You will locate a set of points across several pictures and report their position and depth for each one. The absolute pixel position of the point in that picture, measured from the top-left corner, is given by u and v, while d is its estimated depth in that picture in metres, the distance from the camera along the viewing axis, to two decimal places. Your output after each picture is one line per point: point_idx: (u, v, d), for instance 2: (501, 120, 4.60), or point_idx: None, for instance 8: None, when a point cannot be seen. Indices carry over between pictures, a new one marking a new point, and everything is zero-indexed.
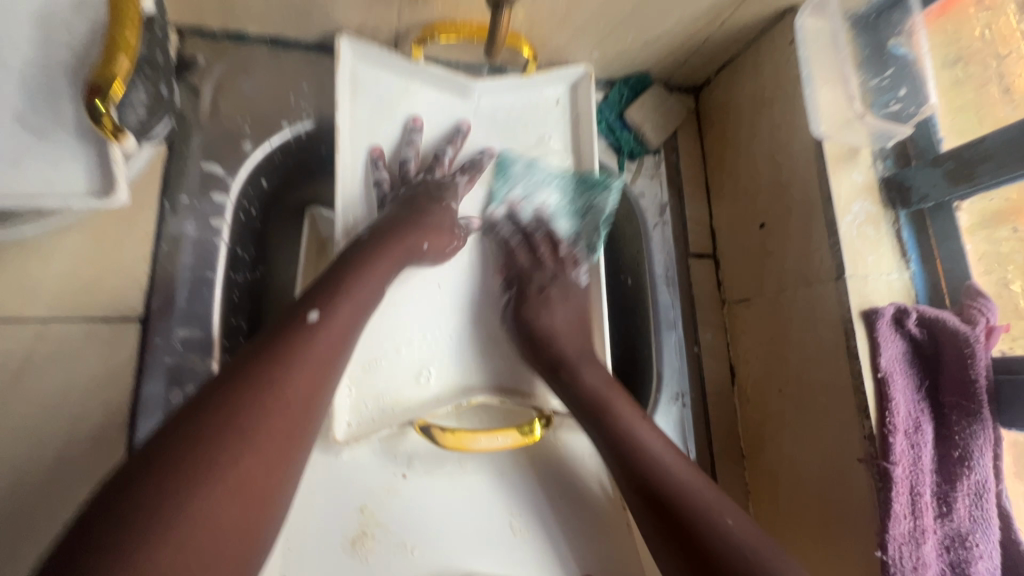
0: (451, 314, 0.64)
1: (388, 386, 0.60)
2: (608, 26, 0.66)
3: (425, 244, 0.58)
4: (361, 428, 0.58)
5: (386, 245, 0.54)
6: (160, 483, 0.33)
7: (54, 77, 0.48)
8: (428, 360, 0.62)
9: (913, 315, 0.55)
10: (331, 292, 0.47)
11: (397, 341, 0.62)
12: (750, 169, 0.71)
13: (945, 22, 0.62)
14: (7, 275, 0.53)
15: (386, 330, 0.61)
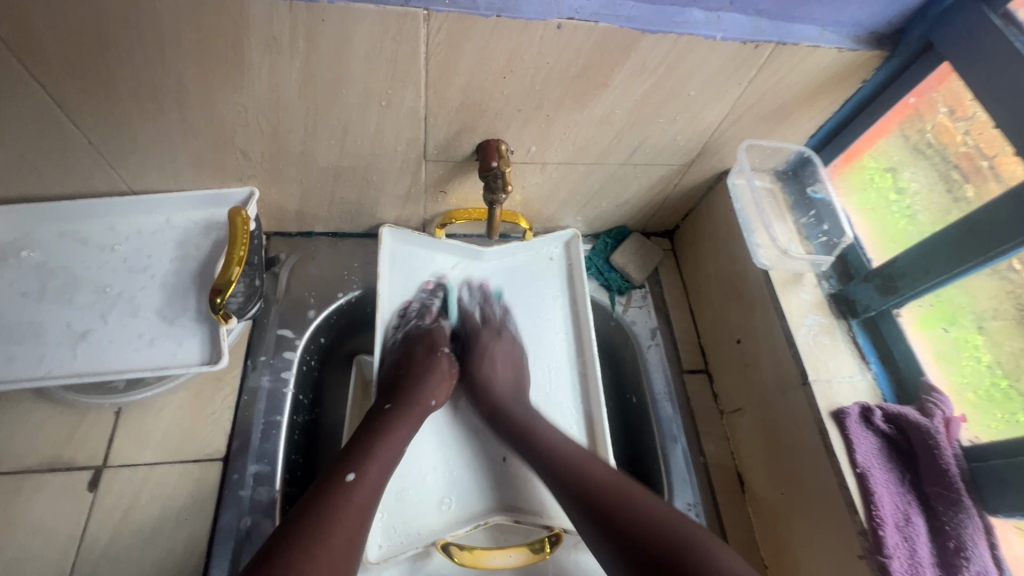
0: (465, 445, 0.75)
1: (417, 512, 0.69)
2: (584, 197, 0.86)
3: (432, 399, 0.73)
4: (390, 550, 0.66)
5: (404, 409, 0.69)
6: None
7: (188, 282, 0.69)
8: (448, 489, 0.71)
9: (877, 412, 0.62)
10: (364, 458, 0.62)
11: (421, 470, 0.72)
12: (721, 294, 0.84)
13: (905, 117, 0.70)
14: (128, 428, 0.68)
15: (412, 463, 0.72)
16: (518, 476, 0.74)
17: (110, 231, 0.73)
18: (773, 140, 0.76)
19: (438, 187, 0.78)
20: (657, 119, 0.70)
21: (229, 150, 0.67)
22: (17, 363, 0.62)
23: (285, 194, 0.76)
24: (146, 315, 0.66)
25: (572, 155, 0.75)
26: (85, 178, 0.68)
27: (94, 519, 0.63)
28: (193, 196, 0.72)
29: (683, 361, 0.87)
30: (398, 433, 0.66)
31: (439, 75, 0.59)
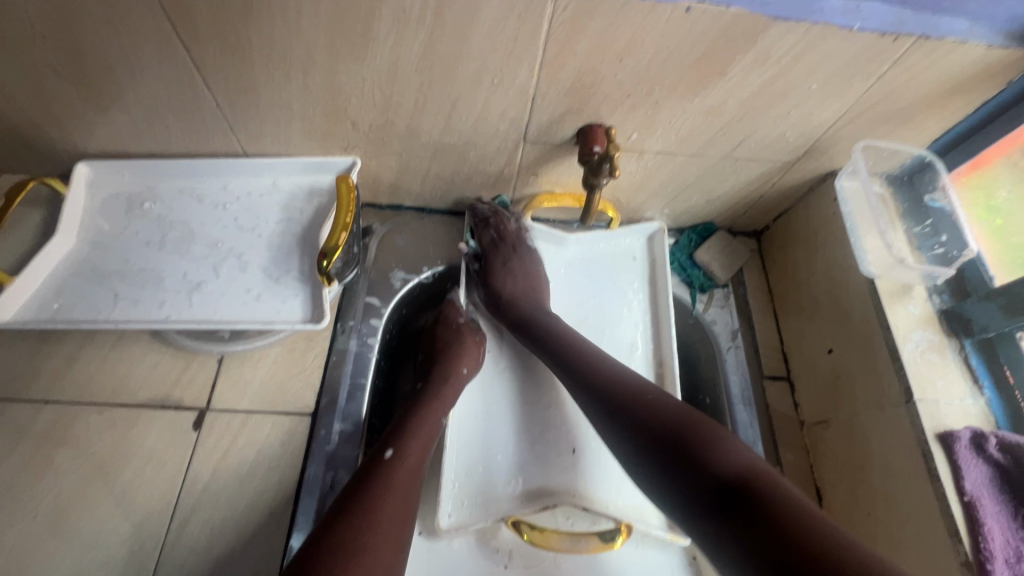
0: (531, 431, 0.74)
1: (484, 488, 0.70)
2: (675, 190, 0.84)
3: (465, 368, 0.74)
4: (460, 520, 0.67)
5: (441, 389, 0.71)
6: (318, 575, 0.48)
7: (292, 243, 0.73)
8: (515, 472, 0.71)
9: (992, 440, 0.58)
10: (405, 440, 0.62)
11: (491, 451, 0.73)
12: (813, 300, 0.80)
13: None
14: (229, 376, 0.72)
15: (482, 443, 0.73)
16: (585, 468, 0.72)
17: (222, 190, 0.77)
18: (891, 141, 0.71)
19: (531, 170, 0.79)
20: (769, 113, 0.67)
21: (339, 120, 0.70)
22: (141, 305, 0.67)
23: (383, 166, 0.78)
24: (253, 271, 0.70)
25: (672, 146, 0.73)
26: (207, 138, 0.73)
27: (196, 455, 0.67)
28: (300, 162, 0.76)
29: (765, 367, 0.84)
30: (435, 411, 0.68)
31: (556, 54, 0.59)
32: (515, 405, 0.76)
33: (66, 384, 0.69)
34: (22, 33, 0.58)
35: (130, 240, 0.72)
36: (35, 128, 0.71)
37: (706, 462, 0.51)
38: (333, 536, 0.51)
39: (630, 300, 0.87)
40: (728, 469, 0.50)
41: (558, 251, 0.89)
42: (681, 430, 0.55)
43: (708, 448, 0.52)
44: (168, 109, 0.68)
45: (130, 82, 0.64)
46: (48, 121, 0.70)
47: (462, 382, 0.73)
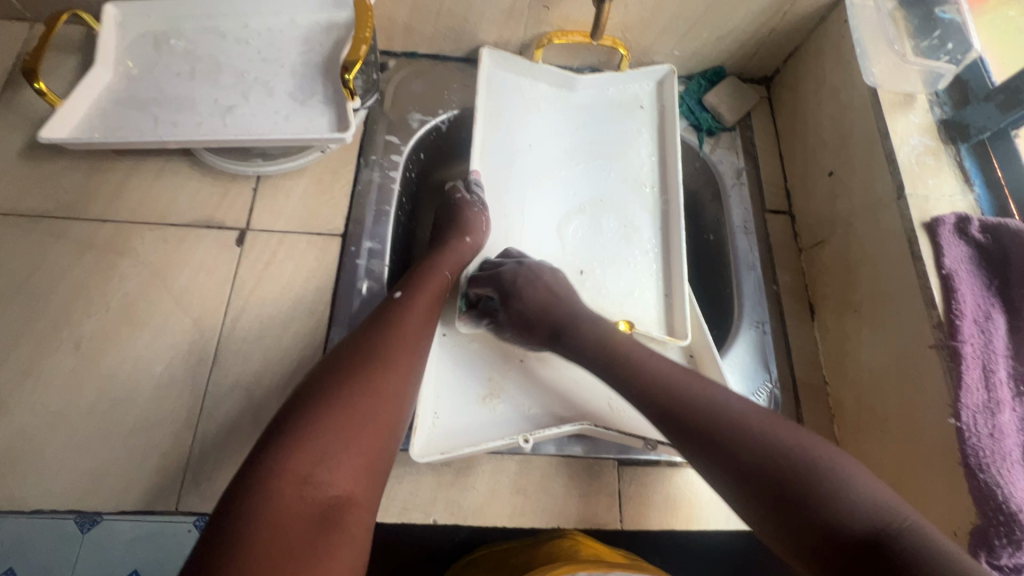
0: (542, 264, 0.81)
1: None
2: (686, 25, 0.84)
3: (468, 238, 0.74)
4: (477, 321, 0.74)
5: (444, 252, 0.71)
6: (314, 394, 0.48)
7: (314, 72, 0.76)
8: None
9: (975, 222, 0.62)
10: (415, 284, 0.64)
11: None
12: (818, 131, 0.83)
13: None
14: (264, 201, 0.78)
15: None
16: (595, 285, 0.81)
17: (245, 27, 0.80)
18: None
19: (543, 2, 0.80)
20: None
21: None
22: (179, 126, 0.73)
23: (397, 2, 0.80)
24: (280, 96, 0.75)
25: None
26: None
27: (242, 267, 0.74)
28: None
29: (766, 202, 0.88)
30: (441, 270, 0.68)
31: None
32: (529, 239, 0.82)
33: (119, 206, 0.75)
34: None
35: (162, 73, 0.77)
36: None
37: (815, 506, 0.43)
38: (333, 363, 0.52)
39: (639, 139, 0.89)
40: (857, 511, 0.42)
41: (569, 95, 0.91)
42: (785, 463, 0.46)
43: (812, 489, 0.44)
44: None
45: None
46: None
47: (467, 252, 0.73)
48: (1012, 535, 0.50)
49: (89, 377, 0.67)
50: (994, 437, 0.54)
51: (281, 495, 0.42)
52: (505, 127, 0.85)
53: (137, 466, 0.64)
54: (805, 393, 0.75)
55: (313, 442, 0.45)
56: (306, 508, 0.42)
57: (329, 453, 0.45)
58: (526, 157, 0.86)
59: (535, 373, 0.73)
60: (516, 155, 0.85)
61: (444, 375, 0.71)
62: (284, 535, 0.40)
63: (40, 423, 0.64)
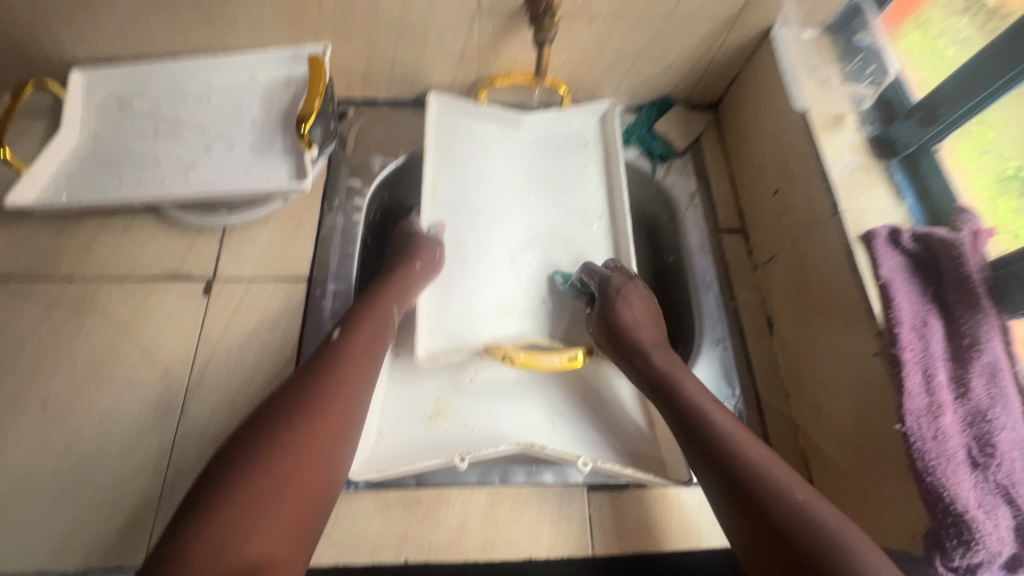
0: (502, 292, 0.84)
1: (460, 331, 0.80)
2: (629, 61, 0.89)
3: (419, 264, 0.75)
4: (437, 351, 0.76)
5: (387, 287, 0.72)
6: (242, 449, 0.49)
7: (273, 128, 0.80)
8: (491, 325, 0.82)
9: (906, 233, 0.65)
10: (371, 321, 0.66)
11: (471, 306, 0.82)
12: (761, 152, 0.86)
13: None
14: (230, 250, 0.80)
15: (457, 302, 0.82)
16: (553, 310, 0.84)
17: (206, 86, 0.83)
18: None
19: (490, 47, 0.84)
20: None
21: (306, 3, 0.75)
22: (143, 184, 0.76)
23: (353, 54, 0.84)
24: (241, 150, 0.78)
25: (618, 7, 0.78)
26: (186, 33, 0.78)
27: (209, 316, 0.76)
28: (276, 53, 0.82)
29: (720, 222, 0.91)
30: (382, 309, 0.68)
31: None
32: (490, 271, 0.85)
33: (87, 263, 0.77)
34: None
35: (126, 134, 0.80)
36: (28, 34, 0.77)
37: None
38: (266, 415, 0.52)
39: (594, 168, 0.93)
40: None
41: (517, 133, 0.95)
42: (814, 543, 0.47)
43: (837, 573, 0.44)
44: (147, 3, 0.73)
45: None
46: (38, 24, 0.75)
47: (416, 277, 0.74)
48: (962, 535, 0.51)
49: (56, 435, 0.67)
50: (938, 440, 0.56)
51: (198, 560, 0.42)
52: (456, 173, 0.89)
53: (104, 524, 0.63)
54: (769, 406, 0.77)
55: (246, 501, 0.45)
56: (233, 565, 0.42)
57: (256, 510, 0.45)
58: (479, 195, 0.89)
59: (483, 392, 0.77)
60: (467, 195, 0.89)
61: (391, 400, 0.75)
62: None
63: (7, 486, 0.64)
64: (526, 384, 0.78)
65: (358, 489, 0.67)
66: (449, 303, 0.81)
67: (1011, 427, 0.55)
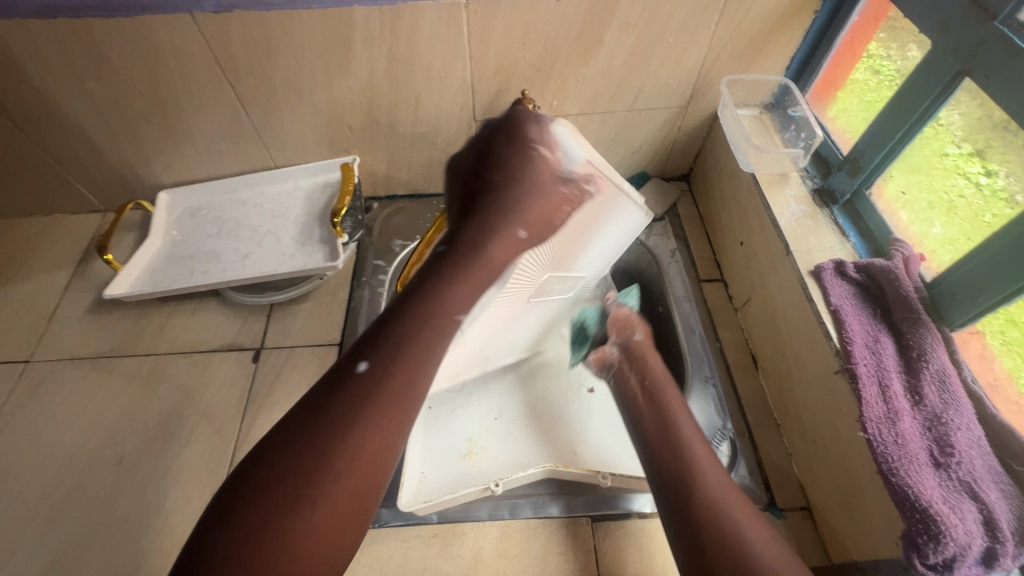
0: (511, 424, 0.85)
1: (455, 467, 0.78)
2: (603, 145, 1.06)
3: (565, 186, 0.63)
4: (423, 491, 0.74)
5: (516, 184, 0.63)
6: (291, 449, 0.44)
7: (314, 221, 0.99)
8: (497, 449, 0.81)
9: (849, 263, 0.74)
10: (540, 214, 0.62)
11: (471, 433, 0.82)
12: (726, 210, 0.99)
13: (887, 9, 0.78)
14: (275, 323, 0.95)
15: (461, 431, 0.82)
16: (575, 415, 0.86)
17: (260, 194, 1.04)
18: (751, 73, 0.93)
19: None
20: (650, 67, 0.91)
21: (340, 126, 0.96)
22: (209, 273, 0.93)
23: (377, 161, 1.04)
24: (287, 241, 0.96)
25: (587, 105, 0.96)
26: (249, 155, 1.00)
27: (257, 379, 0.89)
28: (316, 165, 1.02)
29: (700, 273, 1.02)
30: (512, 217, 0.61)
31: (478, 46, 0.84)
32: (486, 407, 0.86)
33: (161, 340, 0.93)
34: (127, 94, 0.87)
35: (197, 236, 1.00)
36: (131, 166, 1.00)
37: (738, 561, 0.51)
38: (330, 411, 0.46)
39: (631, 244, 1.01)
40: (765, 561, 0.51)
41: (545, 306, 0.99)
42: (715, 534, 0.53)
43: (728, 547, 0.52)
44: (221, 136, 0.95)
45: (195, 117, 0.91)
46: (140, 158, 0.98)
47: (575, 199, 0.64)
48: (930, 530, 0.54)
49: (128, 487, 0.79)
50: (900, 443, 0.60)
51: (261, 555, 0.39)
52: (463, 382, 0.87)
53: (163, 563, 0.73)
54: (761, 437, 0.82)
55: (316, 477, 0.43)
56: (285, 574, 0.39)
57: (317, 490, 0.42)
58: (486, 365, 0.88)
59: (512, 429, 0.84)
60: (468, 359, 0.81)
61: (426, 439, 0.81)
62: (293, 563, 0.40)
63: (85, 530, 0.75)
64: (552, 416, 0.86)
65: (381, 525, 0.74)
66: (450, 441, 0.81)
67: (965, 427, 0.60)
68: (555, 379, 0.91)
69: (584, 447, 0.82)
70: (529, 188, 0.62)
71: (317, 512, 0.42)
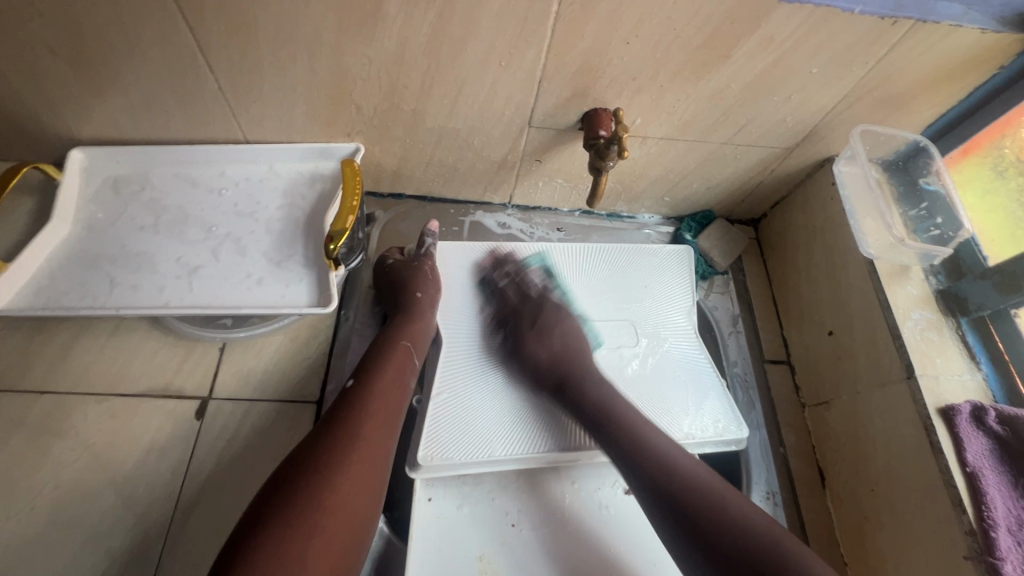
0: (534, 540, 0.64)
1: None
2: (676, 177, 0.84)
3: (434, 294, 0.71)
4: None
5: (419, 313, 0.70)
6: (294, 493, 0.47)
7: (295, 228, 0.73)
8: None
9: (991, 412, 0.60)
10: (421, 279, 0.73)
11: (482, 548, 0.63)
12: (811, 285, 0.82)
13: None
14: (230, 365, 0.71)
15: (468, 540, 0.63)
16: (617, 530, 0.65)
17: (220, 176, 0.76)
18: (887, 127, 0.73)
19: (534, 156, 0.78)
20: (771, 99, 0.69)
21: (344, 105, 0.69)
22: (139, 288, 0.67)
23: (387, 153, 0.77)
24: (255, 255, 0.70)
25: (676, 131, 0.74)
26: (207, 123, 0.71)
27: (200, 444, 0.65)
28: (302, 148, 0.75)
29: (764, 350, 0.85)
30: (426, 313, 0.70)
31: (564, 36, 0.59)
32: (500, 510, 0.66)
33: (62, 374, 0.67)
34: (19, 11, 0.56)
35: (124, 226, 0.72)
36: (26, 112, 0.69)
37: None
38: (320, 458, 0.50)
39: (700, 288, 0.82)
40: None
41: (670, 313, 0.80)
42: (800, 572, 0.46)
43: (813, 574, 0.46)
44: (167, 92, 0.66)
45: (130, 60, 0.62)
46: (40, 103, 0.67)
47: (421, 305, 0.70)
48: None
49: None
50: None
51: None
52: (527, 451, 0.65)
53: None
54: None
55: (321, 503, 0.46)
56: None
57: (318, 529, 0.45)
58: (559, 433, 0.67)
59: (531, 544, 0.64)
60: (501, 412, 0.68)
61: (426, 555, 0.61)
62: None
63: None
64: (580, 525, 0.65)
65: None
66: (458, 561, 0.61)
67: None
68: (596, 470, 0.70)
69: (623, 572, 0.62)
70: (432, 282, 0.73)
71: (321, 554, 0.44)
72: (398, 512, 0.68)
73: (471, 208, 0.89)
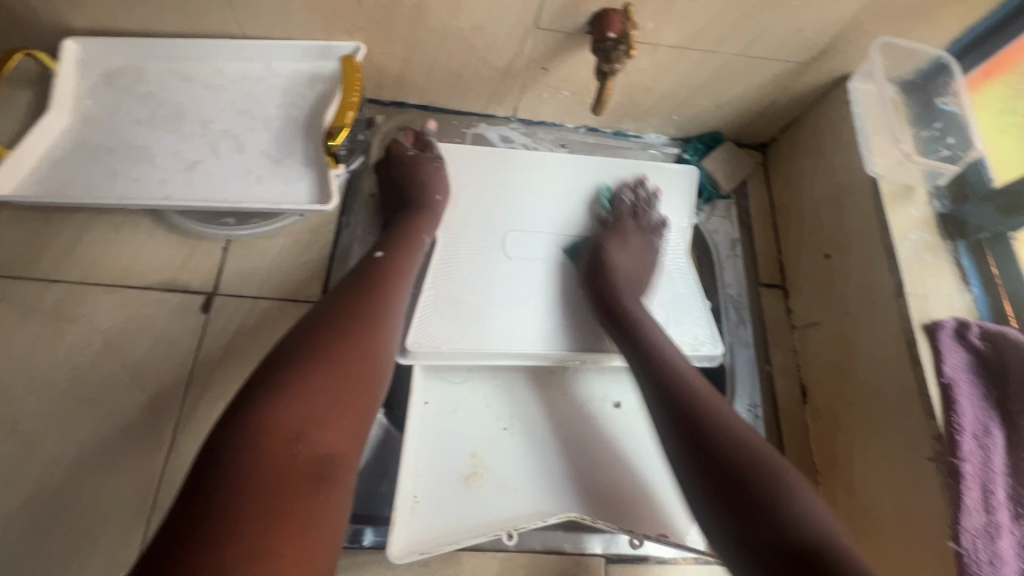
0: (527, 442, 0.68)
1: (456, 488, 0.63)
2: (686, 93, 0.81)
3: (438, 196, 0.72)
4: (414, 536, 0.59)
5: (428, 212, 0.70)
6: (296, 353, 0.47)
7: (295, 129, 0.72)
8: (512, 471, 0.65)
9: (974, 328, 0.61)
10: (437, 181, 0.73)
11: (476, 443, 0.67)
12: (814, 208, 0.81)
13: None
14: (233, 263, 0.72)
15: (466, 434, 0.67)
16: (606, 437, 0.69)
17: (217, 73, 0.74)
18: (909, 39, 0.70)
19: (541, 63, 0.76)
20: (791, 5, 0.66)
21: None
22: (141, 182, 0.67)
23: (388, 55, 0.75)
24: (254, 154, 0.70)
25: (688, 38, 0.71)
26: (202, 15, 0.68)
27: (207, 334, 0.68)
28: (301, 46, 0.73)
29: (761, 274, 0.86)
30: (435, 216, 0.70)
31: None
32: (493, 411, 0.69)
33: (71, 264, 0.69)
34: None
35: (121, 120, 0.71)
36: None
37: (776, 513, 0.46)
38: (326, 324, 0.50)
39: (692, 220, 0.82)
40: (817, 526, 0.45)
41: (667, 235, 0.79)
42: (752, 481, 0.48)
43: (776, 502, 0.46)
44: None
45: None
46: None
47: (436, 206, 0.71)
48: None
49: (29, 459, 0.61)
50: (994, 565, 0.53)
51: (268, 446, 0.41)
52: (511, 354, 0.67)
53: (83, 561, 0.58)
54: None
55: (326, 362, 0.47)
56: (294, 476, 0.40)
57: (319, 389, 0.45)
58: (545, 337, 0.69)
59: (522, 443, 0.67)
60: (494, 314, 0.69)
61: (425, 447, 0.65)
62: (285, 464, 0.40)
63: None
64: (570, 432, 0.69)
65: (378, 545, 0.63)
66: (454, 454, 0.65)
67: None
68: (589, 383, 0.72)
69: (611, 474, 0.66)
70: (442, 186, 0.74)
71: (323, 412, 0.44)
72: (398, 409, 0.71)
73: (474, 119, 0.87)
